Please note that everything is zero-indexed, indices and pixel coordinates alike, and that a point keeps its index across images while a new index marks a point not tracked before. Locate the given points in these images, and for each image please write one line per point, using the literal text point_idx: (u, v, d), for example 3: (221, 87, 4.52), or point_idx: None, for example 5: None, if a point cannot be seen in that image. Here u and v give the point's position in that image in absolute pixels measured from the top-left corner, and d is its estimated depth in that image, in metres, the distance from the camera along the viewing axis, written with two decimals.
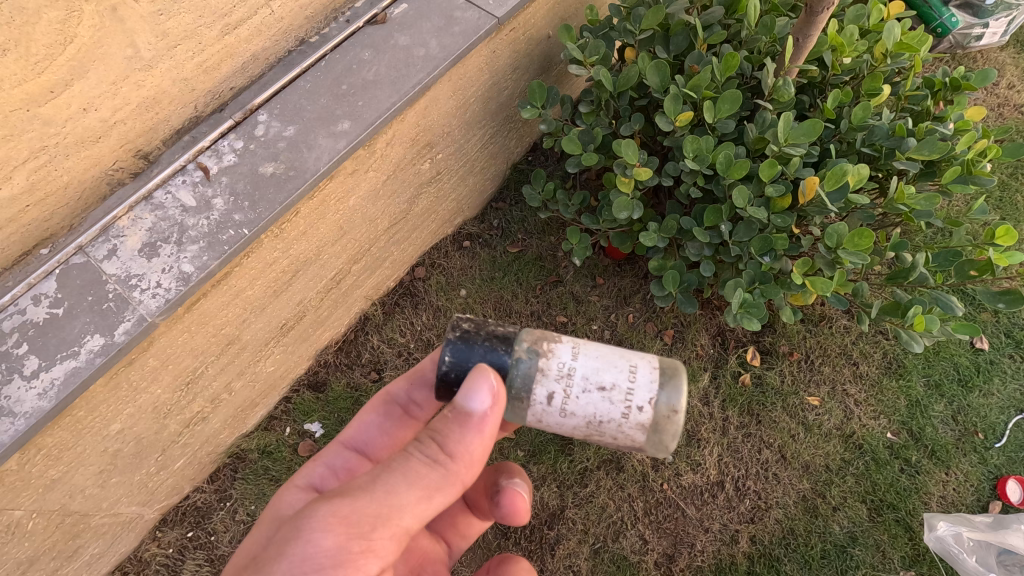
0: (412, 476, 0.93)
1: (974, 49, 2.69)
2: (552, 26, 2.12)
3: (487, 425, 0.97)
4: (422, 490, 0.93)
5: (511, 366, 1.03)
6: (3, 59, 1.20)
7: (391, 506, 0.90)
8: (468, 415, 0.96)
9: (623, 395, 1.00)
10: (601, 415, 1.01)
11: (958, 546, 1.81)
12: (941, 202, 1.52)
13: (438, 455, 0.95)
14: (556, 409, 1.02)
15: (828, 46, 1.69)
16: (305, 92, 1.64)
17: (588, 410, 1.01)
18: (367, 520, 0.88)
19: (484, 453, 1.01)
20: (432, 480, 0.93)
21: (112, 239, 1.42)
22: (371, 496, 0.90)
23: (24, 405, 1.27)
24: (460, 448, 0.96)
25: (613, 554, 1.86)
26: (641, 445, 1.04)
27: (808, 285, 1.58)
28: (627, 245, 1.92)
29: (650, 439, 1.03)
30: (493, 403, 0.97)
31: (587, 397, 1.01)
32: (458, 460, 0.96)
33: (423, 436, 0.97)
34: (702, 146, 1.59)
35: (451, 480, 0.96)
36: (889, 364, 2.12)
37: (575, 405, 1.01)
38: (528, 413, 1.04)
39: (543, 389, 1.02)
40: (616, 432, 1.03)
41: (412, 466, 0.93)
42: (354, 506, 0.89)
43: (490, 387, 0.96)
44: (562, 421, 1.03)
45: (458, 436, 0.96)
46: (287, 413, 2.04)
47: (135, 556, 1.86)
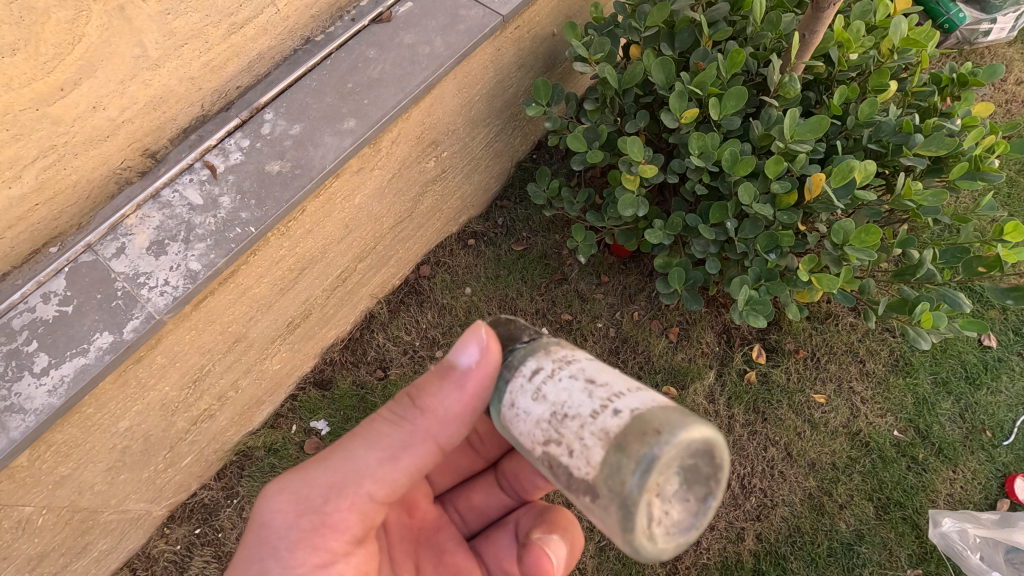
0: (372, 442, 1.02)
1: (982, 45, 2.68)
2: (556, 24, 2.12)
3: (466, 384, 0.96)
4: (384, 452, 1.02)
5: (521, 344, 0.96)
6: (12, 60, 1.21)
7: (350, 472, 1.02)
8: (446, 369, 0.98)
9: (606, 394, 0.80)
10: (570, 406, 0.81)
11: (963, 543, 1.82)
12: (949, 198, 1.50)
13: (404, 416, 1.02)
14: (531, 387, 0.87)
15: (834, 42, 1.69)
16: (311, 91, 1.65)
17: (559, 396, 0.82)
18: (322, 488, 1.02)
19: (466, 413, 1.01)
20: (393, 443, 1.02)
21: (121, 237, 1.43)
22: (331, 467, 1.02)
23: (34, 401, 1.28)
24: (430, 407, 1.01)
25: (618, 552, 1.86)
26: (596, 474, 0.75)
27: (815, 282, 1.58)
28: (632, 243, 1.91)
29: (608, 460, 0.74)
30: (475, 361, 0.95)
31: (568, 380, 0.83)
32: (428, 415, 1.01)
33: (397, 397, 1.05)
34: (707, 143, 1.58)
35: (419, 438, 1.02)
36: (896, 362, 2.12)
37: (549, 385, 0.84)
38: (506, 390, 0.90)
39: (534, 363, 0.90)
40: (575, 439, 0.78)
41: (375, 431, 1.03)
42: (312, 477, 1.02)
43: (468, 338, 0.95)
44: (529, 407, 0.85)
45: (431, 394, 1.00)
46: (294, 411, 2.05)
47: (143, 552, 1.88)
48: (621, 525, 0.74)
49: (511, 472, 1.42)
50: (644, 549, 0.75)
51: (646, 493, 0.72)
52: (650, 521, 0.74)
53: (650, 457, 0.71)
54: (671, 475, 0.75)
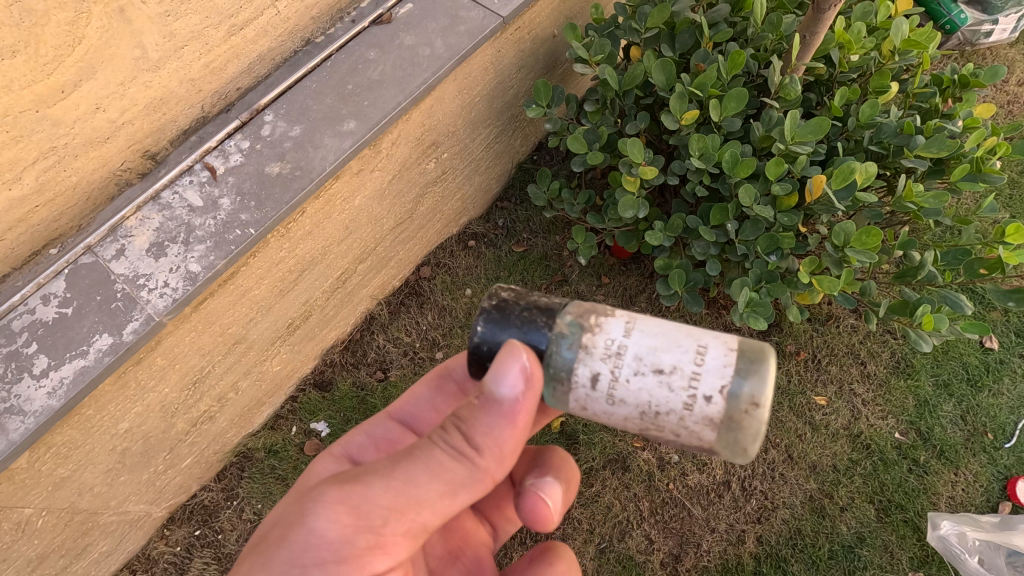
0: (436, 469, 0.92)
1: (984, 45, 2.67)
2: (557, 25, 2.12)
3: (518, 415, 0.94)
4: (445, 484, 0.93)
5: (547, 343, 0.97)
6: (12, 62, 1.21)
7: (407, 498, 0.92)
8: (499, 399, 0.93)
9: (685, 380, 0.90)
10: (658, 404, 0.91)
11: (961, 546, 1.81)
12: (949, 200, 1.50)
13: (462, 448, 0.94)
14: (603, 394, 0.94)
15: (835, 44, 1.68)
16: (310, 92, 1.65)
17: (641, 396, 0.92)
18: (378, 513, 0.91)
19: (517, 445, 0.98)
20: (457, 475, 0.93)
21: (121, 238, 1.43)
22: (387, 488, 0.92)
23: (33, 403, 1.28)
24: (488, 441, 0.94)
25: (619, 554, 1.86)
26: (711, 443, 0.92)
27: (815, 284, 1.57)
28: (632, 245, 1.90)
29: (723, 437, 0.91)
30: (526, 387, 0.92)
31: (641, 381, 0.91)
32: (486, 454, 0.95)
33: (447, 424, 0.96)
34: (708, 144, 1.58)
35: (477, 475, 0.95)
36: (897, 364, 2.11)
37: (626, 391, 0.92)
38: (571, 397, 0.97)
39: (587, 370, 0.94)
40: (677, 427, 0.92)
41: (437, 457, 0.93)
42: (365, 498, 0.92)
43: (521, 368, 0.92)
44: (611, 410, 0.95)
45: (485, 426, 0.94)
46: (294, 413, 2.05)
47: (143, 554, 1.88)
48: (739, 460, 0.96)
49: None
50: None
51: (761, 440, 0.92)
52: None
53: (762, 424, 0.89)
54: None
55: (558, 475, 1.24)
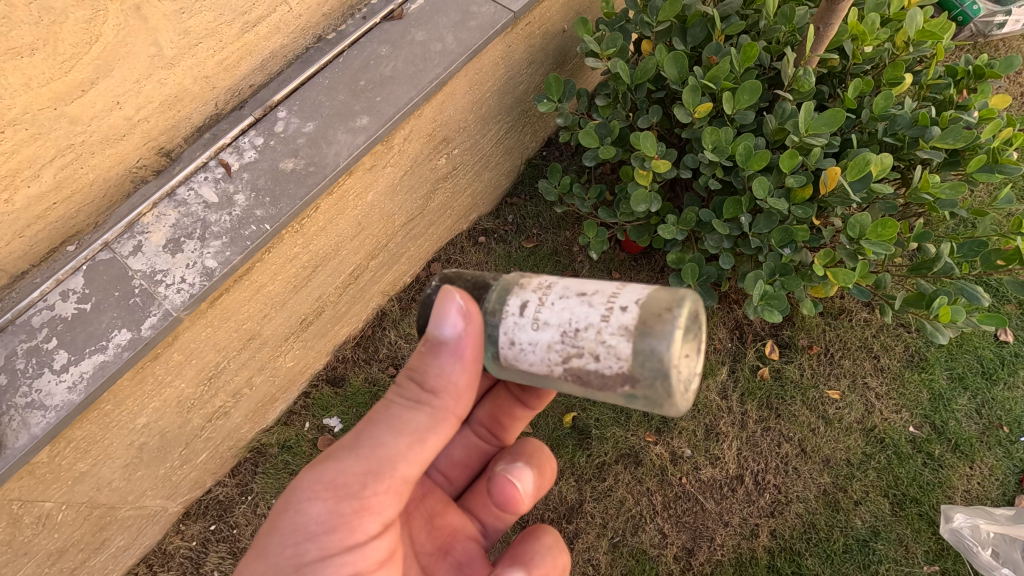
0: (398, 424, 0.98)
1: (997, 37, 2.64)
2: (567, 20, 2.12)
3: (465, 351, 0.98)
4: (410, 435, 0.98)
5: (489, 289, 1.04)
6: (31, 60, 1.22)
7: (380, 459, 0.97)
8: (444, 346, 0.97)
9: (604, 299, 0.92)
10: (577, 320, 0.91)
11: (973, 539, 1.82)
12: (966, 191, 1.49)
13: (420, 396, 0.99)
14: (529, 319, 0.94)
15: (848, 36, 1.67)
16: (324, 89, 1.65)
17: (562, 315, 0.92)
18: (356, 479, 0.96)
19: (472, 381, 1.02)
20: (420, 422, 0.98)
21: (137, 235, 1.44)
22: (357, 455, 0.97)
23: (54, 398, 1.30)
24: (442, 383, 0.99)
25: (632, 548, 1.86)
26: (628, 362, 0.88)
27: (830, 277, 1.56)
28: (645, 239, 1.90)
29: (638, 349, 0.87)
30: (466, 325, 0.97)
31: (563, 301, 0.93)
32: (443, 394, 1.00)
33: (402, 380, 1.01)
34: (721, 137, 1.58)
35: (440, 416, 1.00)
36: (911, 357, 2.10)
37: (548, 313, 0.93)
38: (501, 330, 0.97)
39: (518, 300, 0.97)
40: (595, 345, 0.89)
41: (396, 414, 0.98)
42: (340, 471, 0.96)
43: (459, 308, 0.96)
44: (535, 337, 0.93)
45: (436, 368, 0.99)
46: (307, 408, 2.07)
47: (159, 549, 1.89)
48: (664, 398, 0.89)
49: (486, 421, 1.46)
50: (677, 405, 0.92)
51: (677, 363, 0.87)
52: (680, 388, 0.91)
53: (673, 331, 0.86)
54: (686, 348, 0.91)
55: (529, 462, 1.27)
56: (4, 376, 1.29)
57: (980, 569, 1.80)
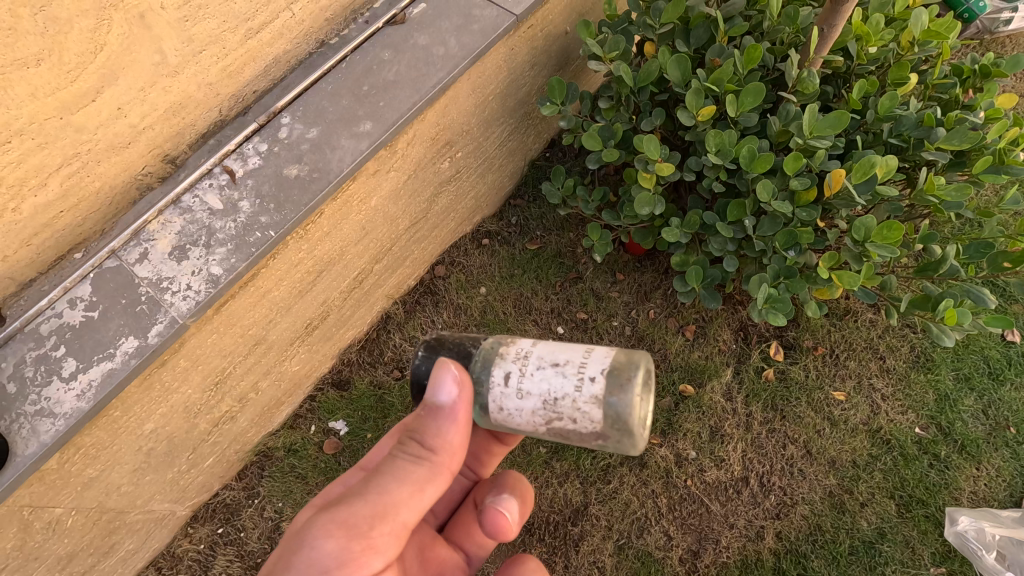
0: (402, 474, 1.00)
1: (1004, 34, 2.62)
2: (569, 22, 2.11)
3: (459, 414, 1.02)
4: (413, 486, 1.00)
5: (473, 358, 1.11)
6: (37, 70, 1.22)
7: (385, 506, 0.97)
8: (440, 410, 1.02)
9: (575, 369, 1.02)
10: (555, 391, 1.01)
11: (977, 542, 1.82)
12: (973, 193, 1.48)
13: (421, 451, 1.02)
14: (513, 389, 1.04)
15: (853, 36, 1.66)
16: (327, 94, 1.65)
17: (542, 386, 1.02)
18: (364, 521, 0.96)
19: (465, 439, 1.06)
20: (421, 475, 1.01)
21: (143, 242, 1.45)
22: (366, 499, 0.97)
23: (63, 405, 1.31)
24: (440, 441, 1.03)
25: (637, 550, 1.86)
26: (601, 425, 1.00)
27: (835, 279, 1.56)
28: (649, 242, 1.90)
29: (608, 414, 0.99)
30: (459, 391, 1.02)
31: (540, 371, 1.03)
32: (441, 451, 1.03)
33: (403, 438, 1.04)
34: (725, 139, 1.57)
35: (438, 471, 1.02)
36: (917, 358, 2.09)
37: (528, 384, 1.03)
38: (488, 398, 1.06)
39: (500, 370, 1.06)
40: (572, 411, 1.00)
41: (400, 465, 1.01)
42: (350, 511, 0.96)
43: (453, 375, 1.02)
44: (520, 404, 1.04)
45: (434, 429, 1.02)
46: (313, 411, 2.08)
47: (168, 552, 1.91)
48: (632, 448, 1.03)
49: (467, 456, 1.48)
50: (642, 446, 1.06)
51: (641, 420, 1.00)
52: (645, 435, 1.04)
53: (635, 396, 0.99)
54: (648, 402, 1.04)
55: (515, 492, 1.29)
56: (13, 384, 1.30)
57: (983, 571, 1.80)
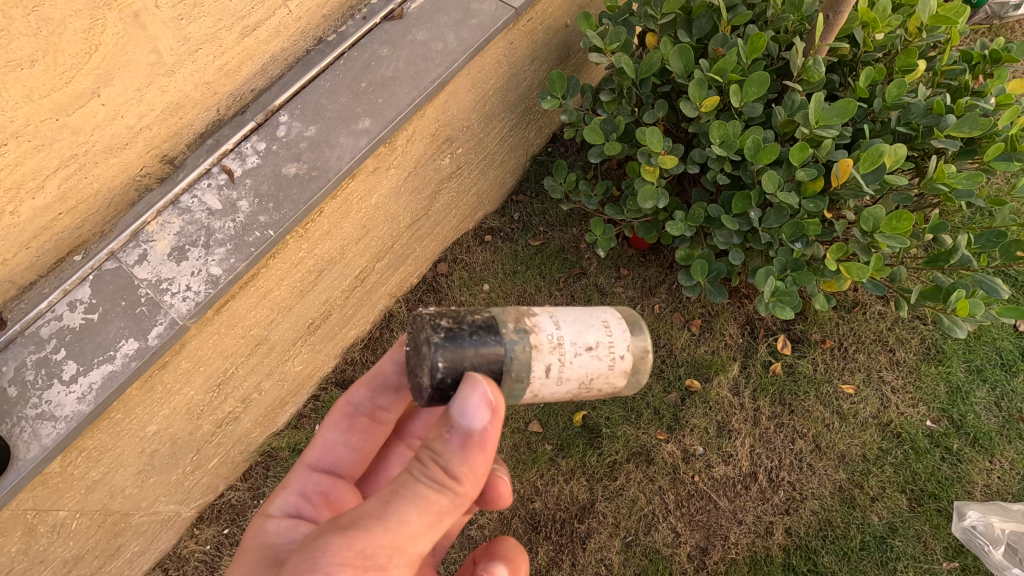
0: (423, 504, 0.90)
1: (1013, 19, 2.59)
2: (569, 14, 2.09)
3: (488, 442, 0.94)
4: (431, 517, 0.91)
5: (507, 357, 1.03)
6: (31, 71, 1.21)
7: (403, 536, 0.88)
8: (466, 434, 0.92)
9: (607, 349, 1.10)
10: (592, 372, 1.10)
11: (985, 538, 1.77)
12: (984, 180, 1.44)
13: (444, 479, 0.91)
14: (553, 378, 1.07)
15: (858, 23, 1.63)
16: (325, 91, 1.64)
17: (581, 371, 1.08)
18: (382, 552, 0.86)
19: (488, 465, 0.98)
20: (443, 505, 0.91)
21: (143, 243, 1.44)
22: (384, 526, 0.87)
23: (64, 409, 1.30)
24: (466, 470, 0.93)
25: (645, 547, 1.84)
26: (620, 388, 1.16)
27: (843, 271, 1.53)
28: (653, 235, 1.87)
29: (630, 380, 1.15)
30: (491, 417, 0.93)
31: (579, 359, 1.08)
32: (465, 481, 0.93)
33: (423, 457, 0.93)
34: (729, 131, 1.54)
35: (459, 502, 0.94)
36: (927, 350, 2.06)
37: (569, 371, 1.08)
38: (525, 389, 1.06)
39: (541, 363, 1.05)
40: (602, 385, 1.12)
41: (421, 492, 0.90)
42: (368, 541, 0.86)
43: (485, 399, 0.92)
44: (558, 389, 1.09)
45: (459, 455, 0.92)
46: (316, 411, 2.07)
47: (174, 553, 1.91)
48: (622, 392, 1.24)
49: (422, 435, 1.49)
50: None
51: None
52: None
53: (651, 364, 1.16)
54: None
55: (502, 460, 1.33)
56: (13, 388, 1.29)
57: (990, 567, 1.75)
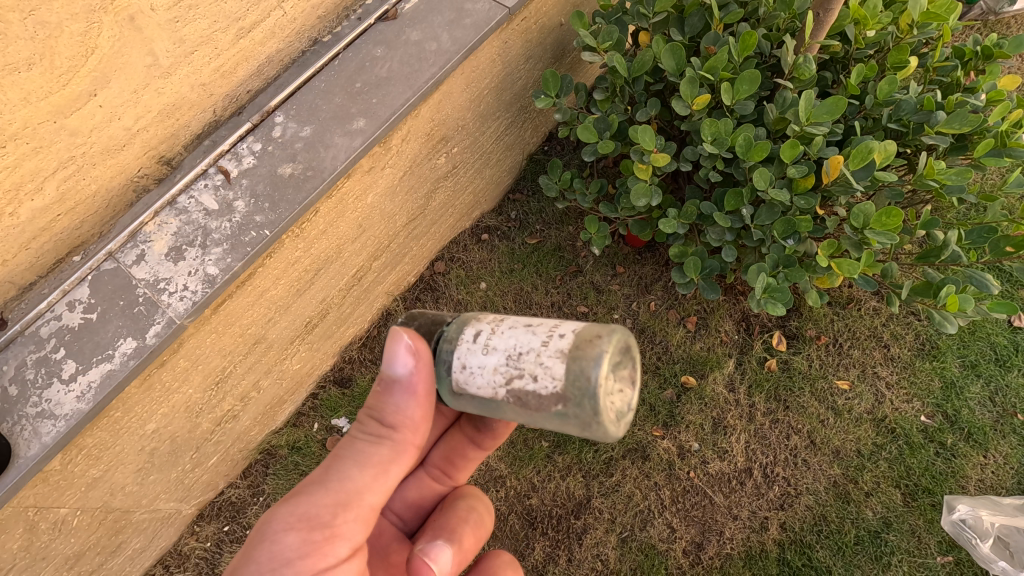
0: (362, 459, 0.99)
1: (1009, 16, 2.59)
2: (563, 14, 2.11)
3: (418, 387, 1.00)
4: (373, 470, 1.00)
5: (449, 324, 1.07)
6: (28, 74, 1.23)
7: (348, 492, 0.98)
8: (396, 386, 1.00)
9: (547, 327, 0.95)
10: (521, 345, 0.93)
11: (972, 531, 1.79)
12: (973, 176, 1.45)
13: (380, 431, 1.01)
14: (479, 345, 0.97)
15: (850, 20, 1.63)
16: (320, 92, 1.65)
17: (509, 341, 0.95)
18: (326, 510, 0.96)
19: (428, 413, 1.04)
20: (382, 456, 1.00)
21: (141, 243, 1.45)
22: (326, 488, 0.97)
23: (63, 407, 1.32)
24: (399, 418, 1.01)
25: (641, 542, 1.85)
26: (563, 386, 0.88)
27: (834, 268, 1.54)
28: (647, 233, 1.88)
29: (570, 369, 0.88)
30: (418, 365, 1.00)
31: (511, 329, 0.96)
32: (401, 429, 1.02)
33: (361, 418, 1.03)
34: (720, 129, 1.55)
35: (401, 449, 1.02)
36: (922, 346, 2.07)
37: (496, 340, 0.96)
38: (453, 356, 0.99)
39: (473, 329, 1.01)
40: (534, 366, 0.91)
41: (359, 449, 1.00)
42: (311, 503, 0.96)
43: (408, 347, 0.98)
44: (483, 361, 0.96)
45: (392, 406, 1.01)
46: (315, 409, 2.09)
47: (175, 550, 1.93)
48: (594, 422, 0.89)
49: (440, 461, 1.41)
50: (604, 425, 0.90)
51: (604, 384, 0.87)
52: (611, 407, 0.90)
53: (601, 351, 0.87)
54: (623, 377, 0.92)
55: (452, 537, 1.24)
56: (14, 387, 1.31)
57: (976, 558, 1.77)
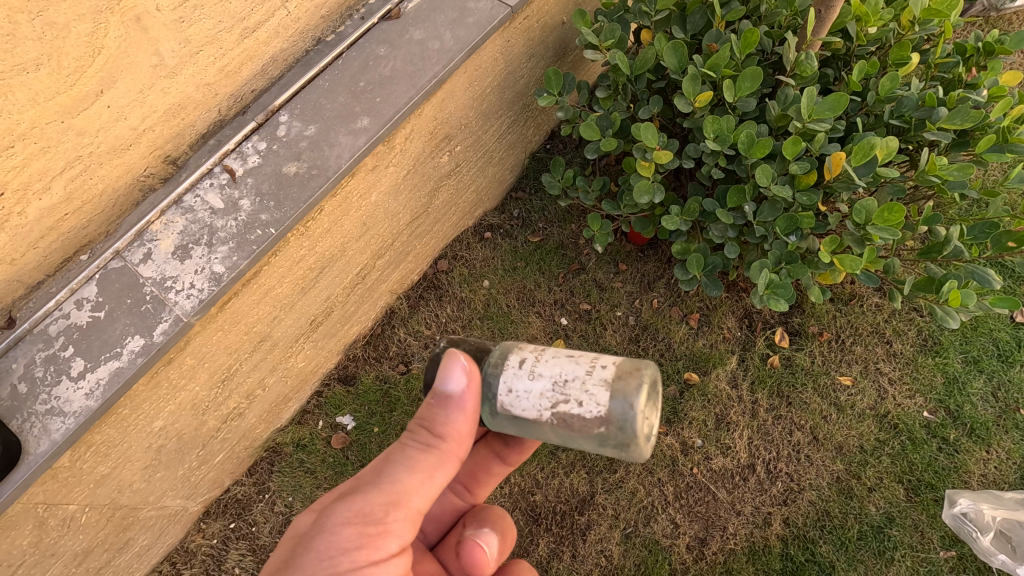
0: (411, 463, 1.01)
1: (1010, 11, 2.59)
2: (565, 12, 2.11)
3: (467, 403, 1.03)
4: (422, 475, 1.01)
5: (491, 352, 1.12)
6: (37, 74, 1.24)
7: (398, 492, 1.00)
8: (446, 398, 1.03)
9: (588, 358, 1.05)
10: (567, 373, 1.03)
11: (973, 525, 1.80)
12: (975, 172, 1.47)
13: (428, 439, 1.03)
14: (525, 371, 1.05)
15: (852, 17, 1.65)
16: (324, 91, 1.66)
17: (555, 369, 1.04)
18: (379, 508, 0.98)
19: (472, 426, 1.07)
20: (430, 462, 1.02)
21: (147, 243, 1.47)
22: (379, 487, 0.99)
23: (73, 404, 1.33)
24: (448, 428, 1.04)
25: (644, 538, 1.86)
26: (607, 410, 0.99)
27: (837, 263, 1.55)
28: (649, 230, 1.90)
29: (615, 397, 0.99)
30: (468, 382, 1.03)
31: (555, 358, 1.06)
32: (448, 439, 1.04)
33: (411, 426, 1.05)
34: (722, 126, 1.55)
35: (446, 457, 1.04)
36: (925, 342, 2.08)
37: (542, 367, 1.05)
38: (499, 381, 1.06)
39: (517, 356, 1.08)
40: (580, 393, 1.00)
41: (408, 454, 1.02)
42: (366, 501, 0.99)
43: (463, 366, 1.02)
44: (530, 386, 1.03)
45: (442, 417, 1.03)
46: (320, 407, 2.10)
47: (181, 547, 1.94)
48: (632, 443, 1.00)
49: (463, 476, 1.43)
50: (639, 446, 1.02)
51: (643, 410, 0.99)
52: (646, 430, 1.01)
53: (641, 381, 0.99)
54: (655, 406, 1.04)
55: (494, 527, 1.31)
56: (23, 385, 1.32)
57: (976, 551, 1.79)
